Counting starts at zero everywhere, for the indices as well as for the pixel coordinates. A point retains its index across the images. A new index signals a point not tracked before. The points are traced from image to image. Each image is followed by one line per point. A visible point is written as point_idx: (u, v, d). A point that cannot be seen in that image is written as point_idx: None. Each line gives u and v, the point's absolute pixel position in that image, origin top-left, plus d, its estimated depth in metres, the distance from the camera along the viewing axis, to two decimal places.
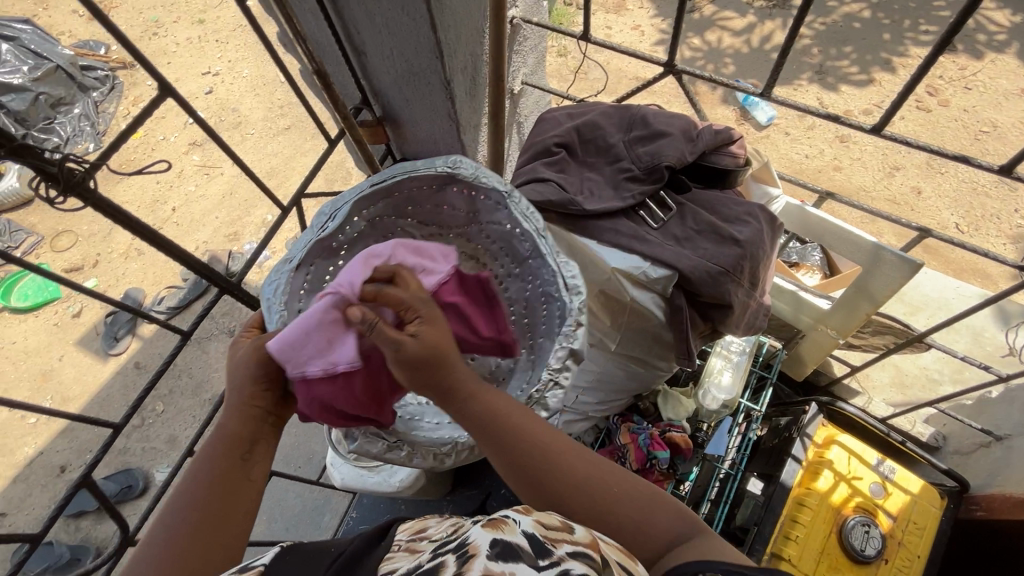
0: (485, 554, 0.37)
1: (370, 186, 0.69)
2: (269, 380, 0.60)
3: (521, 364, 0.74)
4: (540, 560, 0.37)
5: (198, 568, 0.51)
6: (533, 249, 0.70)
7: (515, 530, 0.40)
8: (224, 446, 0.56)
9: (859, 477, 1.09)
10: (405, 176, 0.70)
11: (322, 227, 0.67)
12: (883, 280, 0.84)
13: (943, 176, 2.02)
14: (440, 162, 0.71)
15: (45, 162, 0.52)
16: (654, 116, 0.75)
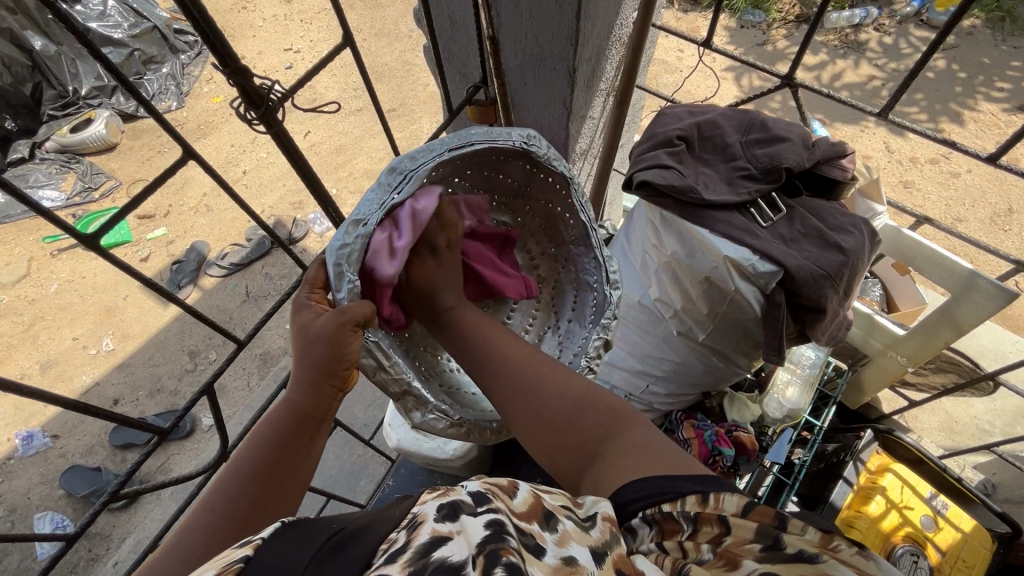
0: (432, 518, 0.35)
1: (449, 150, 0.58)
2: (348, 360, 0.54)
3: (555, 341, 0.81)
4: (479, 508, 0.38)
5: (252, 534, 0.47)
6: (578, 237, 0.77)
7: (460, 491, 0.39)
8: (294, 424, 0.53)
9: (910, 507, 1.09)
10: (485, 144, 0.60)
11: (399, 188, 0.56)
12: (972, 308, 0.86)
13: (1007, 232, 2.01)
14: (517, 134, 0.62)
15: (252, 84, 0.57)
16: (770, 122, 0.80)
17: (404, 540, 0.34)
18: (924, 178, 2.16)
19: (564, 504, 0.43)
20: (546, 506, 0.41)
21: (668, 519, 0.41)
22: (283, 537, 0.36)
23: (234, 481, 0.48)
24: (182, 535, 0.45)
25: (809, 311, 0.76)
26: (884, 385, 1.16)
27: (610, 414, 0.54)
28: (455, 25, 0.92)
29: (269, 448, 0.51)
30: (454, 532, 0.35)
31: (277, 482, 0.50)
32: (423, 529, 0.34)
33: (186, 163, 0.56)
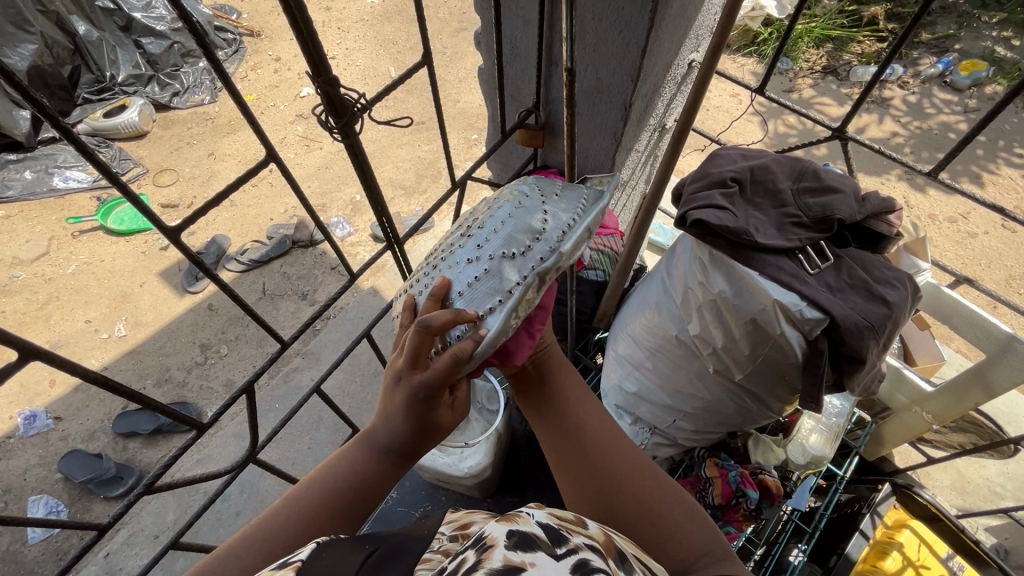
0: (503, 545, 0.37)
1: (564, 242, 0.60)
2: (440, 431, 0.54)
3: None
4: (557, 548, 0.37)
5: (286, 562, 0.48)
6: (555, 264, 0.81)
7: (530, 522, 0.40)
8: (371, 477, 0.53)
9: (927, 566, 1.07)
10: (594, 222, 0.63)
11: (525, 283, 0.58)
12: (1008, 372, 0.87)
13: (1021, 296, 2.03)
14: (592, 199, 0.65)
15: (338, 94, 0.59)
16: (821, 172, 0.82)
17: (475, 560, 0.36)
18: (941, 236, 2.18)
19: (637, 556, 0.43)
20: (619, 550, 0.42)
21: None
22: (328, 555, 0.40)
23: (299, 505, 0.50)
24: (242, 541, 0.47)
25: (849, 360, 0.76)
26: (905, 440, 1.16)
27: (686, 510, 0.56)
28: (517, 50, 0.95)
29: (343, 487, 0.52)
30: (528, 563, 0.35)
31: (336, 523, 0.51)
32: (494, 557, 0.35)
33: (268, 164, 0.57)
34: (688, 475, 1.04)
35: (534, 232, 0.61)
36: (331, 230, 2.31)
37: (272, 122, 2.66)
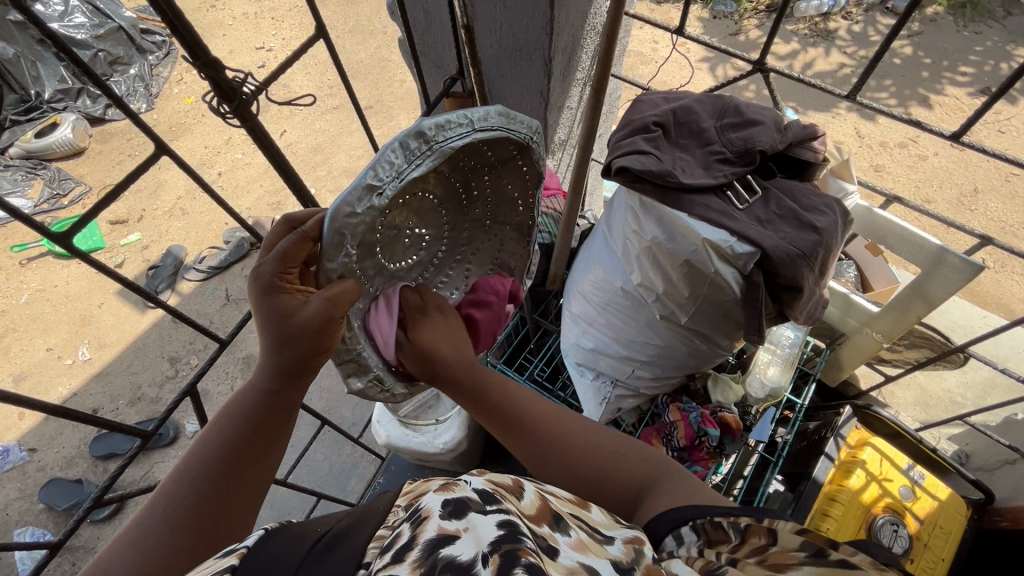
0: (436, 515, 0.38)
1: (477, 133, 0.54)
2: (326, 349, 0.53)
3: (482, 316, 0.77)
4: (489, 506, 0.39)
5: (213, 519, 0.47)
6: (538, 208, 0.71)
7: (466, 488, 0.42)
8: (266, 409, 0.52)
9: (890, 479, 1.12)
10: (503, 131, 0.56)
11: (417, 160, 0.50)
12: (942, 282, 0.90)
13: (973, 211, 2.07)
14: (526, 125, 0.59)
15: (224, 77, 0.57)
16: (743, 107, 0.82)
17: (411, 532, 0.37)
18: (894, 162, 2.21)
19: (574, 512, 0.45)
20: (554, 509, 0.44)
21: (718, 529, 0.44)
22: (265, 547, 0.38)
23: (205, 460, 0.49)
24: (151, 521, 0.45)
25: (787, 291, 0.77)
26: (862, 362, 1.19)
27: (642, 470, 0.57)
28: (429, 17, 0.92)
29: (238, 440, 0.50)
30: (461, 530, 0.36)
31: (245, 481, 0.50)
32: (427, 528, 0.36)
33: (159, 157, 0.55)
34: (653, 423, 1.06)
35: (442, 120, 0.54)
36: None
37: (212, 124, 2.57)
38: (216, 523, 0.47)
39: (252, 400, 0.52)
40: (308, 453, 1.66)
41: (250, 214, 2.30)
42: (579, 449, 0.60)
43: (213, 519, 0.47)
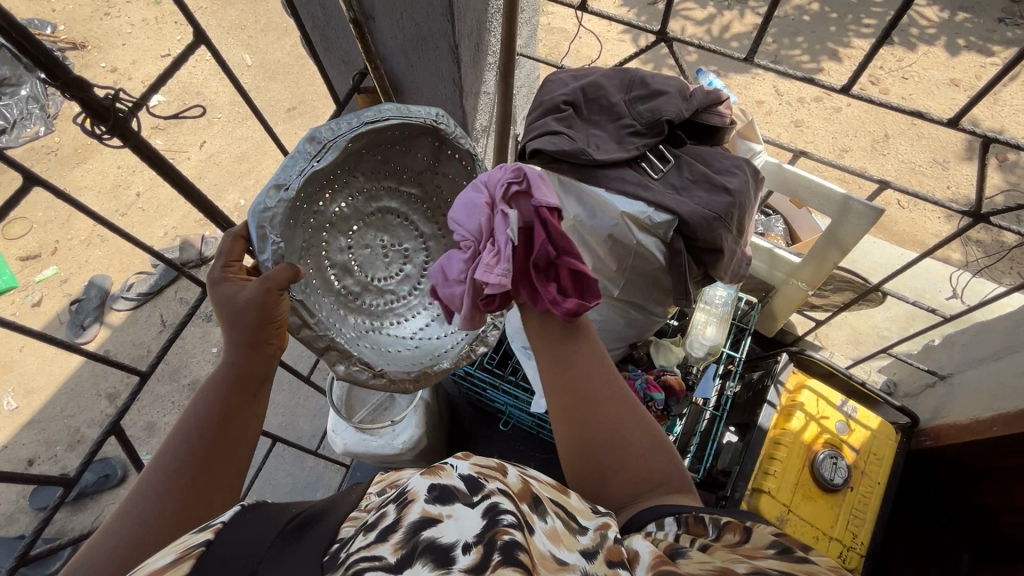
0: (423, 499, 0.44)
1: (367, 124, 0.62)
2: (278, 320, 0.56)
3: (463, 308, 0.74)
4: (473, 496, 0.44)
5: (197, 495, 0.47)
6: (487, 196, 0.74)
7: (451, 474, 0.47)
8: (236, 381, 0.54)
9: (827, 416, 1.18)
10: (399, 120, 0.64)
11: (318, 158, 0.58)
12: (850, 228, 0.95)
13: (886, 156, 2.20)
14: (426, 112, 0.67)
15: (95, 97, 0.53)
16: (647, 79, 0.83)
17: (396, 514, 0.43)
18: (811, 117, 2.32)
19: (553, 497, 0.48)
20: (535, 493, 0.47)
21: (697, 523, 0.46)
22: (245, 519, 0.44)
23: (179, 439, 0.49)
24: (131, 505, 0.45)
25: (708, 253, 0.80)
26: (793, 311, 1.26)
27: (665, 468, 0.55)
28: (326, 12, 0.89)
29: (213, 416, 0.51)
30: (444, 514, 0.42)
31: (224, 453, 0.50)
32: (414, 509, 0.43)
33: (30, 190, 0.51)
34: None
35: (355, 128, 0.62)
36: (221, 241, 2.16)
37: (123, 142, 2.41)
38: (200, 496, 0.47)
39: (220, 377, 0.54)
40: (270, 472, 1.62)
41: (177, 234, 2.18)
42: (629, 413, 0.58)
43: (198, 495, 0.47)
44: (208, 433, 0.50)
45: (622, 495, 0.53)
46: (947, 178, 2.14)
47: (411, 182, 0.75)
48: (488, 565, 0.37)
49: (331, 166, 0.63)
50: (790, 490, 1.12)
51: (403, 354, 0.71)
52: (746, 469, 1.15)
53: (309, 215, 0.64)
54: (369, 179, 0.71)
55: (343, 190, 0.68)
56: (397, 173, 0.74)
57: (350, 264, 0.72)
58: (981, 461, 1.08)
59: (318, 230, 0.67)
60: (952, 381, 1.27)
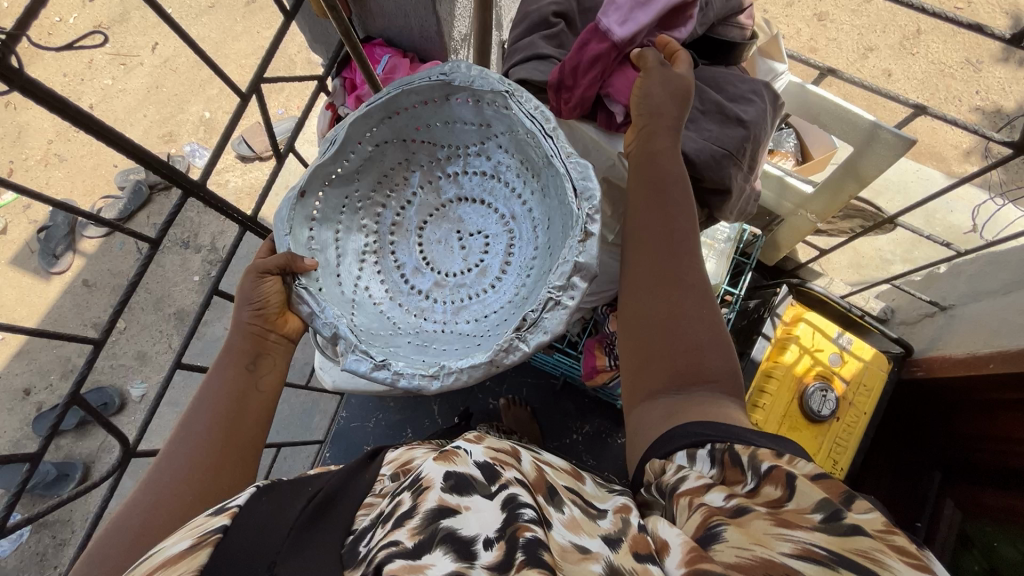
0: (439, 486, 0.46)
1: (369, 109, 0.73)
2: (264, 303, 0.70)
3: (518, 297, 0.75)
4: (491, 486, 0.47)
5: (214, 461, 0.61)
6: (541, 158, 0.74)
7: (466, 461, 0.50)
8: (233, 356, 0.68)
9: (821, 349, 1.16)
10: (401, 90, 0.73)
11: (327, 151, 0.73)
12: (873, 161, 0.86)
13: (914, 56, 1.99)
14: (434, 73, 0.72)
15: None
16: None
17: (415, 501, 0.45)
18: (838, 8, 2.06)
19: (568, 484, 0.53)
20: (550, 482, 0.51)
21: (735, 466, 0.45)
22: (261, 501, 0.50)
23: (200, 408, 0.65)
24: (164, 462, 0.61)
25: (715, 194, 0.73)
26: (798, 240, 1.19)
27: (712, 374, 0.55)
28: None
29: (223, 388, 0.66)
30: (463, 506, 0.45)
31: (237, 423, 0.65)
32: (430, 496, 0.45)
33: None
34: (594, 333, 1.03)
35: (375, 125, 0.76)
36: (188, 160, 2.09)
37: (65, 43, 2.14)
38: (217, 457, 0.62)
39: (228, 355, 0.69)
40: None
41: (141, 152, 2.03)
42: (693, 311, 0.57)
43: (213, 459, 0.61)
44: (223, 405, 0.65)
45: (659, 386, 0.55)
46: (977, 83, 1.95)
47: (476, 156, 0.83)
48: (511, 563, 0.40)
49: (367, 156, 0.78)
50: (777, 422, 1.14)
51: (440, 350, 0.71)
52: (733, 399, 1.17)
53: (359, 203, 0.81)
54: (429, 165, 0.84)
55: (402, 179, 0.83)
56: (458, 151, 0.83)
57: (424, 260, 0.83)
58: (974, 393, 1.08)
59: (389, 234, 0.83)
60: (952, 313, 1.25)
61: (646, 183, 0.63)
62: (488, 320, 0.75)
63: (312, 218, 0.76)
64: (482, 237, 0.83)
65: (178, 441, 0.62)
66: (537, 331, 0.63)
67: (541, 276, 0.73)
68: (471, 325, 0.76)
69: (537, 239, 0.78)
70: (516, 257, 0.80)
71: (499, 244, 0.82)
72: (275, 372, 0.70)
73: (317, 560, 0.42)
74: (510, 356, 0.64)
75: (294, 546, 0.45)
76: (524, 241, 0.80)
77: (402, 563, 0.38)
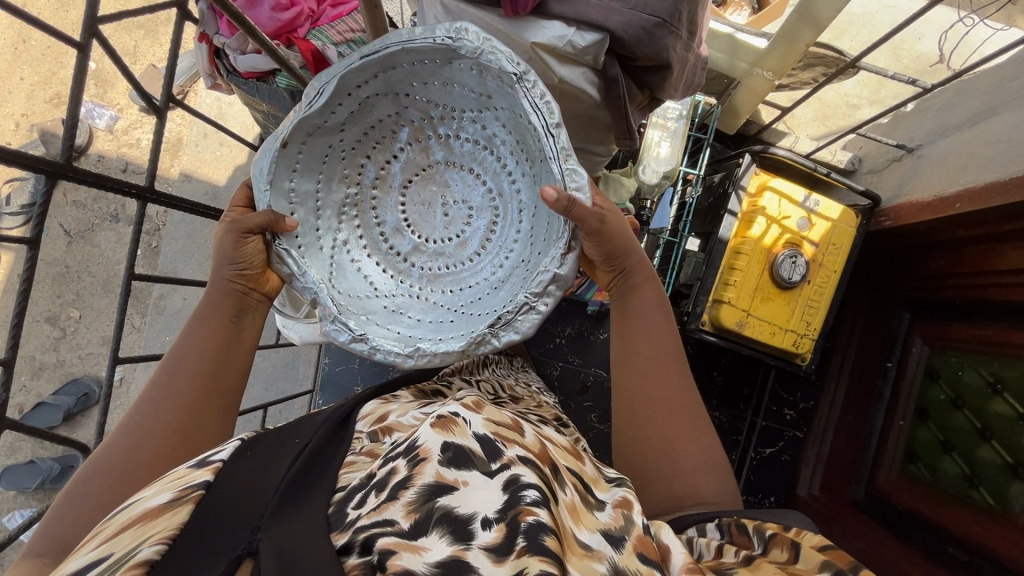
0: (437, 462, 0.54)
1: (359, 62, 0.80)
2: (247, 261, 0.82)
3: (510, 272, 0.90)
4: (494, 463, 0.55)
5: (206, 414, 0.77)
6: (539, 149, 0.86)
7: (466, 433, 0.58)
8: (215, 310, 0.82)
9: (788, 216, 1.48)
10: (397, 47, 0.79)
11: (318, 100, 0.81)
12: None
13: None
14: (440, 33, 0.78)
15: None
16: (637, 18, 0.75)
17: (412, 473, 0.54)
18: None
19: (570, 465, 0.65)
20: (555, 460, 0.63)
21: (741, 534, 0.64)
22: (245, 457, 0.61)
23: (179, 358, 0.79)
24: (143, 404, 0.75)
25: None
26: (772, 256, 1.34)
27: (702, 492, 0.76)
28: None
29: (202, 349, 0.79)
30: (460, 483, 0.53)
31: (221, 376, 0.80)
32: (427, 472, 0.53)
33: None
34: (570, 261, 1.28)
35: (370, 80, 0.85)
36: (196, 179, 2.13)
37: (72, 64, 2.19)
38: (204, 411, 0.77)
39: (204, 311, 0.82)
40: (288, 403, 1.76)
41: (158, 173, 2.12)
42: (681, 449, 0.80)
43: (207, 416, 0.77)
44: (207, 354, 0.80)
45: (657, 509, 0.76)
46: None
47: (472, 121, 0.95)
48: (512, 547, 0.48)
49: (353, 105, 0.87)
50: (750, 292, 1.48)
51: (413, 322, 0.90)
52: (707, 282, 1.52)
53: (343, 152, 0.93)
54: (421, 118, 0.95)
55: (384, 138, 0.96)
56: (453, 113, 0.95)
57: (406, 222, 1.00)
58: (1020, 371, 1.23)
59: (370, 187, 0.98)
60: None
61: (632, 364, 0.88)
62: (477, 298, 0.91)
63: (294, 160, 0.86)
64: (469, 222, 1.00)
65: (162, 377, 0.77)
66: (508, 330, 0.80)
67: (525, 252, 0.90)
68: (447, 303, 0.94)
69: (515, 222, 0.96)
70: (501, 227, 0.97)
71: (481, 219, 0.99)
72: (253, 325, 0.86)
73: (305, 517, 0.51)
74: (482, 347, 0.80)
75: (276, 515, 0.52)
76: (506, 217, 0.97)
77: (394, 541, 0.47)
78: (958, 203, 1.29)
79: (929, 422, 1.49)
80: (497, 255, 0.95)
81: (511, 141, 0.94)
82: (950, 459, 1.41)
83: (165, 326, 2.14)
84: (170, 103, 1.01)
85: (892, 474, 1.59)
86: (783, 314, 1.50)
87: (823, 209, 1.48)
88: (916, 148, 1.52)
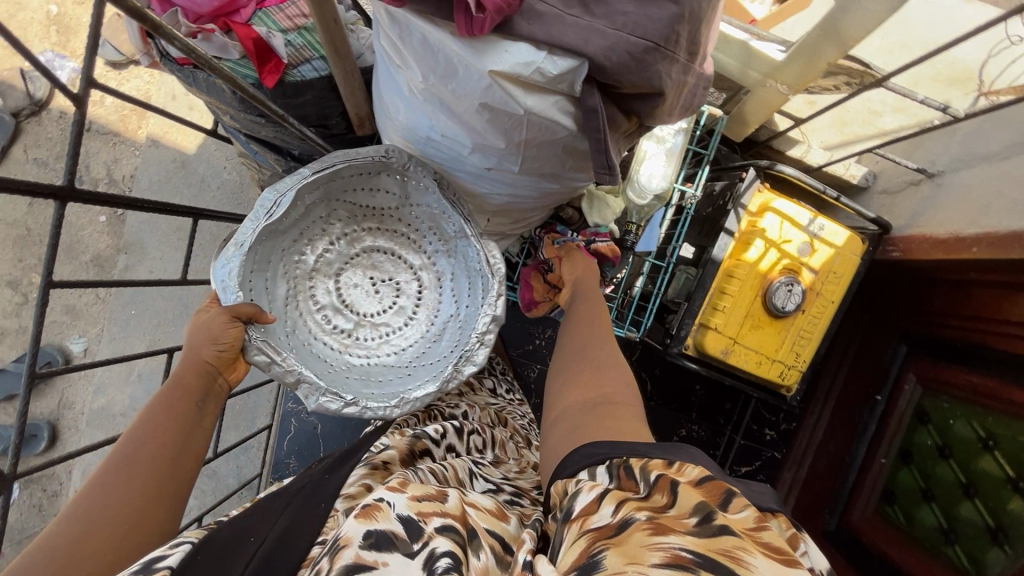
0: (357, 544, 0.52)
1: (314, 174, 0.82)
2: (224, 344, 0.79)
3: (446, 335, 0.92)
4: (415, 543, 0.53)
5: (156, 507, 0.68)
6: (456, 232, 0.93)
7: (388, 515, 0.55)
8: (182, 394, 0.77)
9: (788, 240, 1.36)
10: (344, 163, 0.83)
11: (272, 210, 0.81)
12: None
13: None
14: (374, 151, 0.84)
15: None
16: (624, 41, 0.61)
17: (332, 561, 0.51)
18: None
19: (489, 523, 0.60)
20: (474, 524, 0.59)
21: (628, 478, 0.55)
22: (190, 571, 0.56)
23: (134, 443, 0.70)
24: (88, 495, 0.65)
25: None
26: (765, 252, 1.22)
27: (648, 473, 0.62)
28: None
29: (157, 432, 0.72)
30: (380, 563, 0.51)
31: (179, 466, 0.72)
32: (348, 554, 0.51)
33: None
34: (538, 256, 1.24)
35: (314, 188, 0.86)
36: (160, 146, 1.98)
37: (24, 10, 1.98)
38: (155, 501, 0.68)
39: (165, 395, 0.76)
40: None
41: (122, 138, 1.97)
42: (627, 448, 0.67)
43: (160, 509, 0.68)
44: (167, 437, 0.72)
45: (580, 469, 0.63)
46: None
47: (395, 217, 0.97)
48: None
49: (297, 214, 0.87)
50: (740, 319, 1.38)
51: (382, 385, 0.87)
52: (694, 306, 1.42)
53: (286, 258, 0.89)
54: (348, 219, 0.94)
55: (323, 230, 0.93)
56: (377, 212, 0.96)
57: (343, 303, 0.95)
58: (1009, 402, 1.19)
59: (310, 275, 0.93)
60: None
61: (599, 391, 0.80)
62: (424, 358, 0.91)
63: (250, 275, 0.83)
64: (404, 302, 0.97)
65: (114, 464, 0.68)
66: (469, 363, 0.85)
67: (453, 333, 0.92)
68: (400, 365, 0.91)
69: (449, 283, 0.97)
70: (430, 302, 0.97)
71: (411, 288, 0.98)
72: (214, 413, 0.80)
73: None
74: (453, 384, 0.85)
75: None
76: (433, 296, 0.97)
77: None
78: (975, 247, 1.19)
79: (911, 466, 1.43)
80: (429, 324, 0.95)
81: (429, 229, 0.97)
82: (928, 509, 1.36)
83: (130, 300, 2.05)
84: (91, 90, 0.88)
85: (866, 511, 1.54)
86: (772, 343, 1.41)
87: (828, 235, 1.37)
88: (936, 174, 1.38)
